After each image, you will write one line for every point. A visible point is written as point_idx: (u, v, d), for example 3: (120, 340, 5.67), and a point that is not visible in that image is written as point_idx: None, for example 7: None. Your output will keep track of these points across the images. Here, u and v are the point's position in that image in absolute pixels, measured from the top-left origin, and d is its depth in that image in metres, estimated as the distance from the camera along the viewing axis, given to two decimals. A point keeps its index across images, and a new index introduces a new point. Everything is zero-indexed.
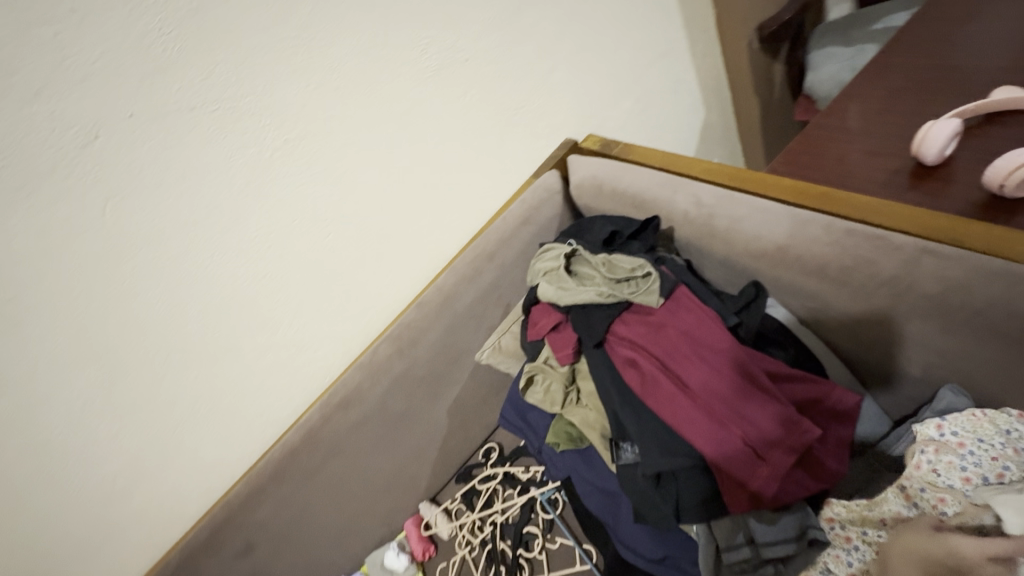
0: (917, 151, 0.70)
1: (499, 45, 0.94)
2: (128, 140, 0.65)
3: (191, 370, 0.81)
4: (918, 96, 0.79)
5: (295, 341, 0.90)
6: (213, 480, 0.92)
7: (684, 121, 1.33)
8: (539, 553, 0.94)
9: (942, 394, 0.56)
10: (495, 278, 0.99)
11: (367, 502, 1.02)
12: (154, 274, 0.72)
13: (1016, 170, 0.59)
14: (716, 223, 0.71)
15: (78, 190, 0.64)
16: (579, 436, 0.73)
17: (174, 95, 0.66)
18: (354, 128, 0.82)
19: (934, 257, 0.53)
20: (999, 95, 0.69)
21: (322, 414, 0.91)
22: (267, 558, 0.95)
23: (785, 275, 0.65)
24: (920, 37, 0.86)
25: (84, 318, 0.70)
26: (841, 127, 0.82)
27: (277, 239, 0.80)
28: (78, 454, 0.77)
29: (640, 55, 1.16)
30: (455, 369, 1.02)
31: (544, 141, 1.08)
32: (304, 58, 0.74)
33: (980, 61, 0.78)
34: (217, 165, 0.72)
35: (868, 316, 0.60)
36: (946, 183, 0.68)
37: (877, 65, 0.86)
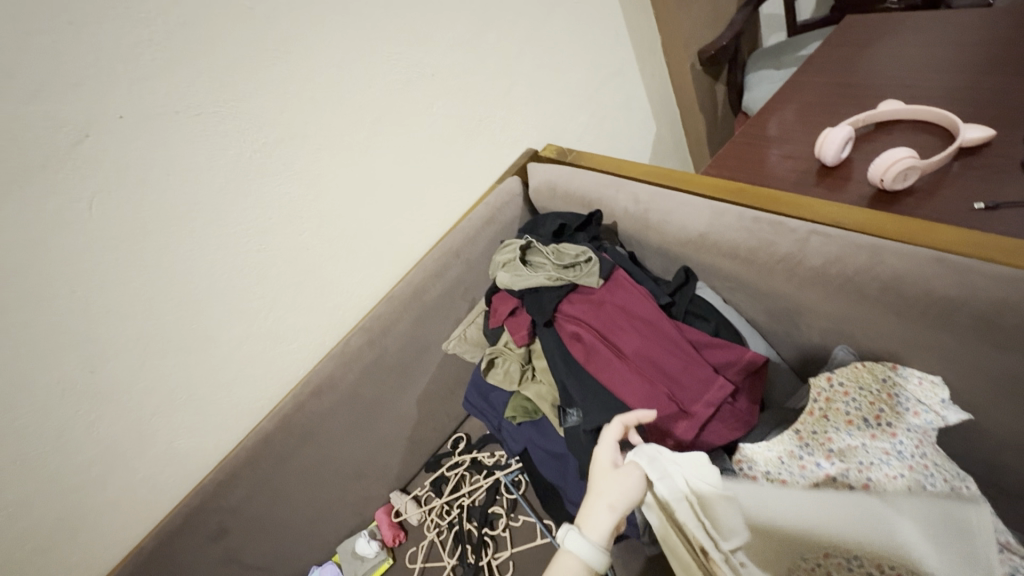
0: (818, 154, 0.81)
1: (463, 62, 1.03)
2: (117, 139, 0.71)
3: (170, 358, 0.86)
4: (824, 109, 0.91)
5: (271, 332, 0.95)
6: (187, 469, 0.96)
7: (637, 135, 1.45)
8: (502, 530, 1.00)
9: (837, 352, 0.67)
10: (461, 274, 1.07)
11: (339, 490, 1.07)
12: (138, 265, 0.78)
13: (890, 166, 0.71)
14: (651, 216, 0.81)
15: (68, 184, 0.70)
16: (534, 409, 0.82)
17: (162, 100, 0.73)
18: (328, 134, 0.89)
19: (819, 237, 0.64)
20: (885, 106, 0.81)
21: (296, 402, 0.96)
22: (240, 544, 0.98)
23: (708, 258, 0.75)
24: (828, 60, 0.99)
25: (68, 305, 0.74)
26: (761, 135, 0.93)
27: (255, 234, 0.87)
28: (56, 439, 0.80)
29: (595, 74, 1.28)
30: (423, 361, 1.08)
31: (506, 150, 1.17)
32: (282, 69, 0.82)
33: (874, 79, 0.91)
34: (199, 164, 0.78)
35: (774, 291, 0.70)
36: (844, 180, 0.79)
37: (792, 83, 0.99)
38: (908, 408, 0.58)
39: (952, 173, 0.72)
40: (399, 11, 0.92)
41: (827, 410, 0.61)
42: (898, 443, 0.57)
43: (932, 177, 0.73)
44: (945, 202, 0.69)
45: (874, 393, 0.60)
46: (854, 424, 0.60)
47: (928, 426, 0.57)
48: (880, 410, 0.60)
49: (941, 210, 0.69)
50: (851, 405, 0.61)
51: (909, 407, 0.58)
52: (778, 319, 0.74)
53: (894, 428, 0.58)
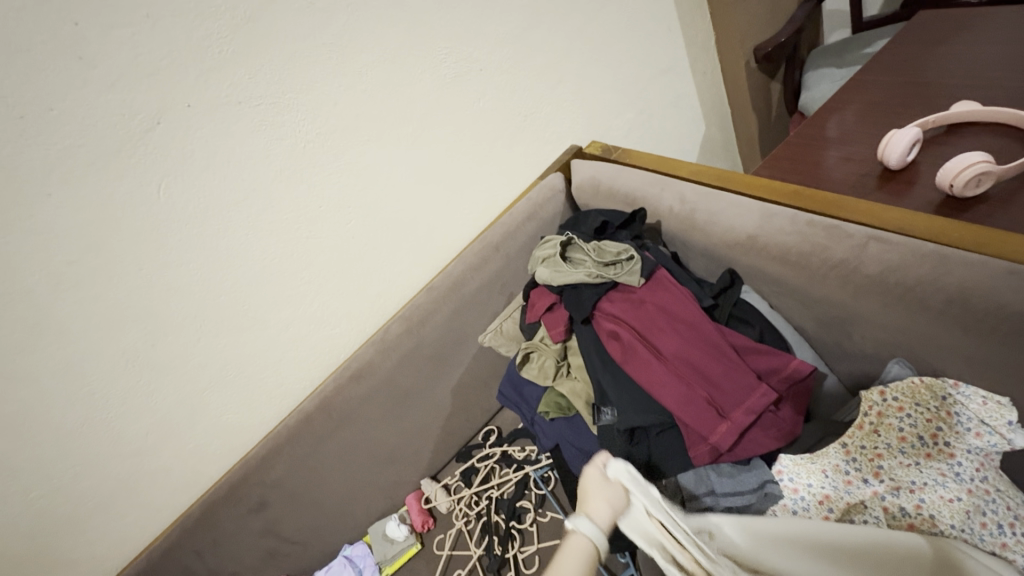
0: (881, 156, 0.77)
1: (511, 58, 1.04)
2: (183, 127, 0.76)
3: (223, 336, 0.91)
4: (890, 109, 0.86)
5: (316, 316, 0.99)
6: (233, 442, 1.01)
7: (685, 135, 1.42)
8: (530, 525, 1.01)
9: (891, 367, 0.63)
10: (500, 268, 1.07)
11: (372, 473, 1.10)
12: (197, 247, 0.82)
13: (961, 171, 0.66)
14: (697, 217, 0.79)
15: (140, 169, 0.75)
16: (567, 406, 0.82)
17: (226, 91, 0.77)
18: (378, 126, 0.92)
19: (878, 243, 0.61)
20: (958, 107, 0.76)
21: (336, 384, 0.99)
22: (279, 517, 1.03)
23: (756, 262, 0.73)
24: (897, 57, 0.93)
25: (134, 281, 0.80)
26: (819, 136, 0.89)
27: (305, 222, 0.90)
28: (119, 406, 0.86)
29: (644, 71, 1.25)
30: (459, 353, 1.10)
31: (550, 147, 1.17)
32: (337, 62, 0.85)
33: (948, 78, 0.85)
34: (257, 152, 0.82)
35: (825, 298, 0.67)
36: (908, 185, 0.75)
37: (856, 82, 0.94)
38: (970, 430, 0.55)
39: None
40: (451, 6, 0.93)
41: (878, 425, 0.58)
42: (954, 465, 0.55)
43: (1008, 184, 0.68)
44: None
45: (930, 410, 0.57)
46: (907, 443, 0.57)
47: (988, 450, 0.55)
48: (937, 429, 0.56)
49: (1017, 219, 0.64)
50: (904, 421, 0.57)
51: (971, 428, 0.55)
52: (828, 328, 0.70)
53: (952, 449, 0.55)
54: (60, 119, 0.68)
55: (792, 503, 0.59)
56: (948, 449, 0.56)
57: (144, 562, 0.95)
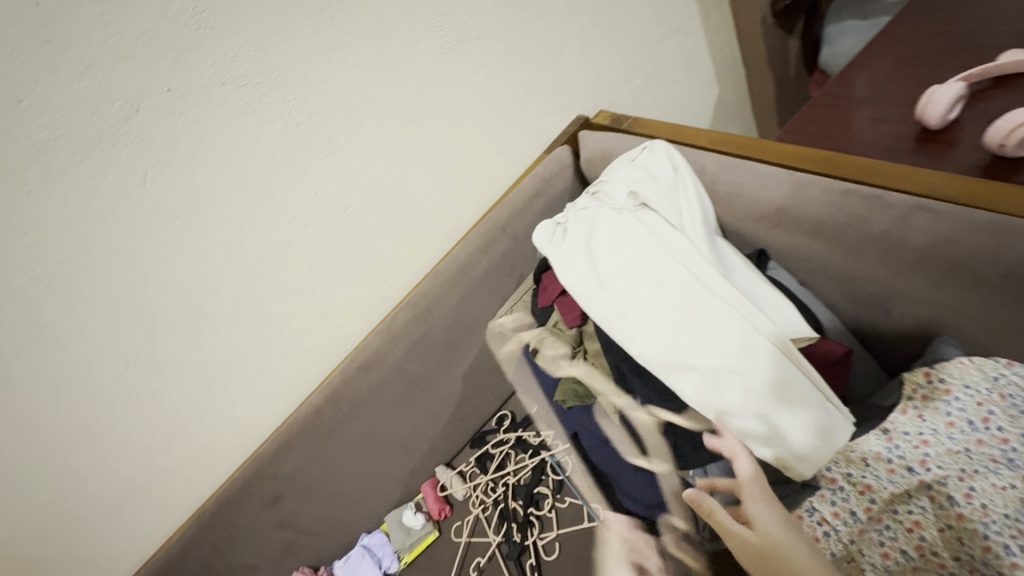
0: (919, 115, 0.71)
1: (511, 23, 0.96)
2: (166, 112, 0.70)
3: (224, 332, 0.87)
4: (926, 63, 0.79)
5: (319, 307, 0.96)
6: (243, 437, 0.99)
7: (696, 99, 1.34)
8: (548, 511, 0.99)
9: (936, 346, 0.60)
10: (507, 249, 1.03)
11: (386, 462, 1.08)
12: (192, 240, 0.78)
13: (1015, 129, 0.60)
14: (719, 189, 0.74)
15: (122, 160, 0.70)
16: (585, 393, 0.77)
17: (208, 72, 0.71)
18: (372, 103, 0.86)
19: (926, 212, 0.56)
20: (1005, 57, 0.69)
21: (344, 376, 0.97)
22: (294, 510, 1.02)
23: (786, 237, 0.69)
24: (933, 4, 0.85)
25: (127, 280, 0.76)
26: (848, 94, 0.83)
27: (300, 209, 0.85)
28: (123, 406, 0.84)
29: (653, 31, 1.17)
30: (469, 338, 1.06)
31: (555, 118, 1.11)
32: (325, 35, 0.78)
33: (992, 25, 0.78)
34: (246, 136, 0.77)
35: (864, 275, 0.63)
36: (949, 146, 0.69)
37: (887, 33, 0.87)
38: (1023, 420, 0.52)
39: None
40: None
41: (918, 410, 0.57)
42: (1008, 450, 0.52)
43: None
44: None
45: (981, 391, 0.55)
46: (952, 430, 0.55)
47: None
48: (988, 412, 0.54)
49: None
50: (944, 404, 0.56)
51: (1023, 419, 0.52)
52: (865, 305, 0.66)
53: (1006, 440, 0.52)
54: (33, 110, 0.63)
55: (831, 494, 0.60)
56: (1003, 433, 0.52)
57: (161, 559, 0.95)
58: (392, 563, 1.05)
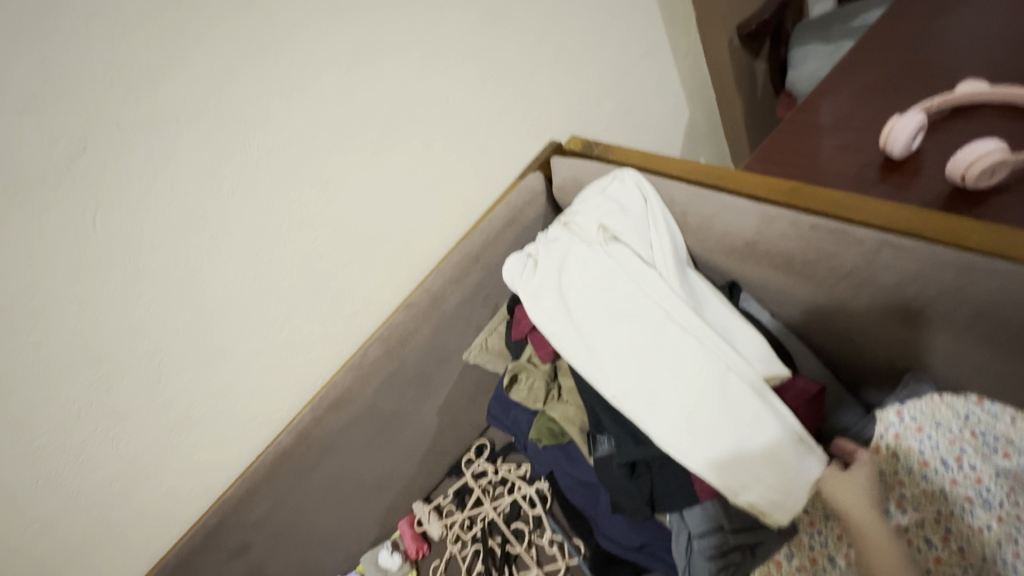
0: (883, 145, 0.71)
1: (479, 51, 0.95)
2: (116, 151, 0.67)
3: (184, 374, 0.83)
4: (888, 91, 0.81)
5: (287, 344, 0.92)
6: (208, 481, 0.95)
7: (668, 121, 1.35)
8: (527, 547, 0.97)
9: (906, 380, 0.62)
10: (481, 279, 1.01)
11: (361, 501, 1.05)
12: (148, 281, 0.75)
13: (977, 160, 0.61)
14: (689, 221, 0.74)
15: (68, 202, 0.66)
16: (561, 432, 0.76)
17: (161, 108, 0.68)
18: (337, 135, 0.84)
19: (892, 248, 0.56)
20: (963, 88, 0.70)
21: (314, 415, 0.92)
22: (262, 557, 0.97)
23: (757, 270, 0.69)
24: (892, 33, 0.87)
25: (77, 326, 0.72)
26: (813, 122, 0.83)
27: (264, 245, 0.82)
28: (75, 458, 0.79)
29: (623, 56, 1.18)
30: (444, 370, 1.04)
31: (527, 144, 1.10)
32: (286, 68, 0.76)
33: (949, 54, 0.79)
34: (203, 173, 0.74)
35: (835, 309, 0.64)
36: (913, 176, 0.69)
37: (849, 61, 0.88)
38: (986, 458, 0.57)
39: None
40: None
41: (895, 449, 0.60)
42: (981, 489, 0.56)
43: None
44: None
45: (951, 429, 0.58)
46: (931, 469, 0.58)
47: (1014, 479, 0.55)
48: (961, 451, 0.57)
49: None
50: (918, 444, 0.59)
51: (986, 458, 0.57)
52: (837, 337, 0.67)
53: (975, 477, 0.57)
54: None
55: (810, 538, 0.62)
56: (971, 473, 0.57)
57: None
58: None
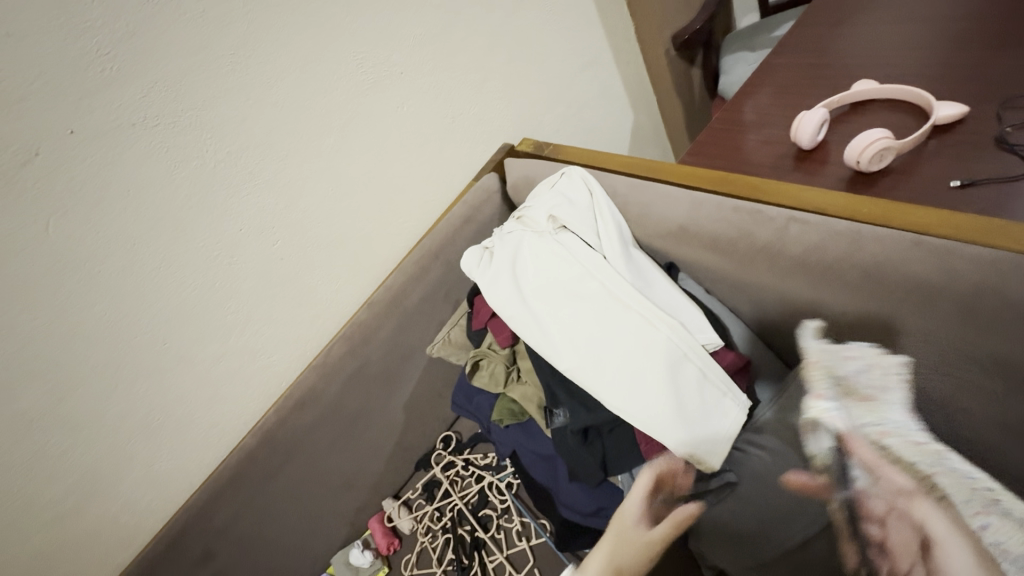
0: (795, 137, 0.80)
1: (432, 60, 1.01)
2: (70, 156, 0.68)
3: (145, 380, 0.83)
4: (799, 91, 0.90)
5: (249, 346, 0.93)
6: (170, 489, 0.94)
7: (614, 125, 1.44)
8: (496, 532, 1.00)
9: (820, 341, 0.69)
10: (441, 276, 1.05)
11: (329, 502, 1.05)
12: (104, 286, 0.75)
13: (866, 147, 0.70)
14: (629, 209, 0.81)
15: (20, 207, 0.66)
16: (521, 411, 0.81)
17: (115, 113, 0.70)
18: (295, 139, 0.87)
19: (798, 224, 0.65)
20: (858, 87, 0.80)
21: (278, 416, 0.93)
22: (230, 564, 0.96)
23: (689, 251, 0.77)
24: (801, 40, 0.98)
25: (29, 332, 0.71)
26: (737, 119, 0.92)
27: (223, 247, 0.84)
28: (29, 470, 0.77)
29: (569, 64, 1.26)
30: (408, 366, 1.07)
31: (481, 147, 1.15)
32: (242, 74, 0.79)
33: (848, 59, 0.90)
34: (160, 177, 0.75)
35: (757, 284, 0.72)
36: (821, 163, 0.78)
37: (767, 65, 0.98)
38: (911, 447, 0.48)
39: (929, 152, 0.71)
40: (362, 7, 0.89)
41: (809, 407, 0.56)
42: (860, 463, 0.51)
43: (909, 157, 0.72)
44: (923, 182, 0.69)
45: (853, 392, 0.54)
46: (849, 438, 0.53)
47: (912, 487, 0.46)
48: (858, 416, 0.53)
49: (918, 189, 0.69)
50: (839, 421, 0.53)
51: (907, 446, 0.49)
52: (761, 308, 0.75)
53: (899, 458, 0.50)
54: None
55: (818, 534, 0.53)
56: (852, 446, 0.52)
57: None
58: None
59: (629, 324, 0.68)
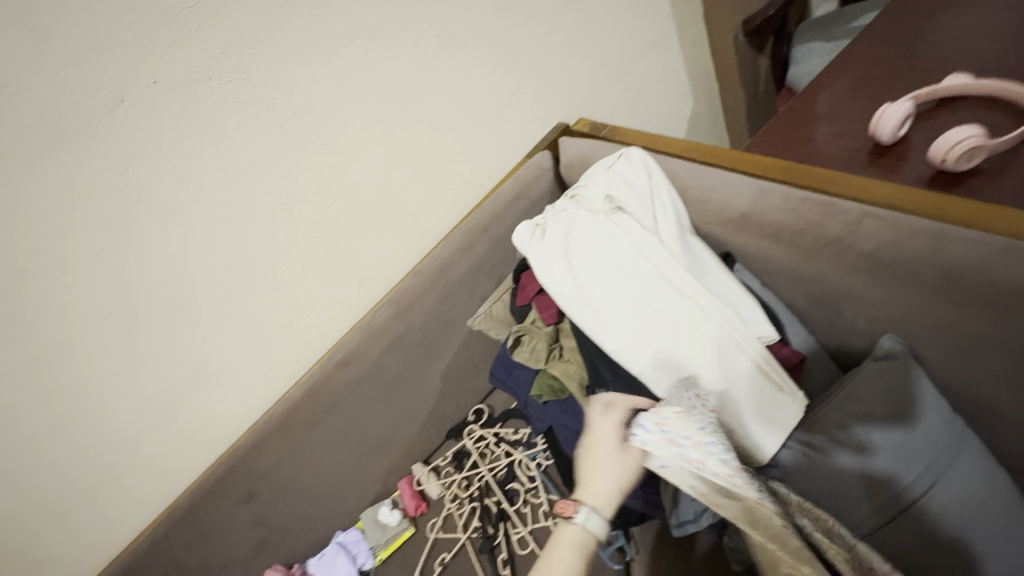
0: (873, 131, 0.76)
1: (495, 32, 1.00)
2: (151, 104, 0.71)
3: (203, 326, 0.87)
4: (880, 83, 0.86)
5: (300, 303, 0.96)
6: (218, 432, 0.98)
7: (671, 111, 1.40)
8: (521, 505, 1.01)
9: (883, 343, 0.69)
10: (488, 250, 1.05)
11: (363, 459, 1.09)
12: (173, 233, 0.78)
13: (954, 145, 0.66)
14: (689, 194, 0.80)
15: (104, 150, 0.69)
16: (560, 388, 0.82)
17: (194, 66, 0.72)
18: (358, 102, 0.88)
19: (874, 219, 0.63)
20: (948, 81, 0.76)
21: (322, 371, 0.97)
22: (268, 508, 1.01)
23: (749, 240, 0.76)
24: (886, 30, 0.92)
25: (104, 271, 0.75)
26: (809, 110, 0.88)
27: (283, 204, 0.86)
28: (94, 401, 0.82)
29: (632, 44, 1.22)
30: (448, 336, 1.08)
31: (536, 124, 1.14)
32: (313, 35, 0.80)
33: (938, 51, 0.84)
34: (231, 131, 0.78)
35: (819, 276, 0.71)
36: (899, 160, 0.74)
37: (846, 55, 0.93)
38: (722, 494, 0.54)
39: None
40: None
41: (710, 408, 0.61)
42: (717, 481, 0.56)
43: (1000, 158, 0.68)
44: (1014, 186, 0.65)
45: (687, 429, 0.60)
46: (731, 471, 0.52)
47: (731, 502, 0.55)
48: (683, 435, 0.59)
49: (1008, 193, 0.64)
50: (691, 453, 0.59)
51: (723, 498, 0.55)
52: (821, 304, 0.74)
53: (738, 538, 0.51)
54: (16, 96, 0.63)
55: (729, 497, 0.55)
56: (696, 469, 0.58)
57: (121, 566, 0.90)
58: (367, 561, 1.04)
59: (682, 311, 0.68)
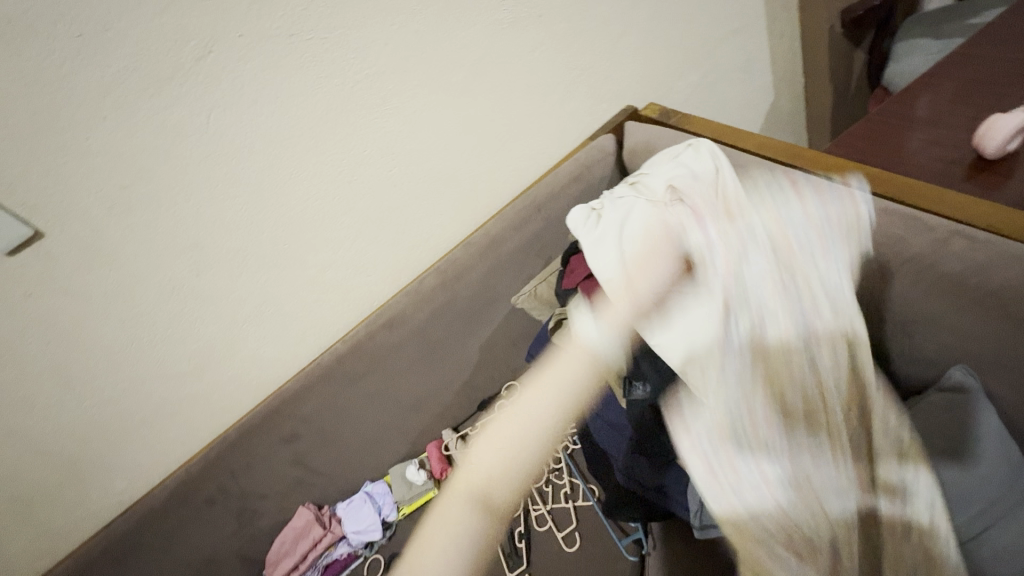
0: (975, 145, 0.70)
1: (573, 6, 0.97)
2: (235, 56, 0.73)
3: (263, 274, 0.92)
4: (993, 90, 0.78)
5: (353, 262, 1.00)
6: (266, 376, 1.04)
7: (749, 102, 1.32)
8: (543, 484, 1.03)
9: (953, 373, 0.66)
10: (540, 230, 1.05)
11: (397, 418, 1.14)
12: (244, 182, 0.82)
13: None
14: None
15: (189, 98, 0.73)
16: (596, 377, 0.81)
17: (277, 22, 0.74)
18: (428, 69, 0.88)
19: (965, 240, 0.62)
20: None
21: (368, 330, 1.00)
22: (306, 451, 1.07)
23: None
24: (1008, 31, 0.83)
25: (180, 213, 0.79)
26: (906, 114, 0.81)
27: (347, 165, 0.89)
28: (160, 334, 0.88)
29: (716, 28, 1.16)
30: (490, 311, 1.10)
31: (603, 106, 1.12)
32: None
33: None
34: (306, 89, 0.80)
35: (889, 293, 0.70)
36: (1002, 179, 0.68)
37: (956, 56, 0.85)
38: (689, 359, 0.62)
39: None
40: None
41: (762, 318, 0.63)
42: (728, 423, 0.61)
43: None
44: None
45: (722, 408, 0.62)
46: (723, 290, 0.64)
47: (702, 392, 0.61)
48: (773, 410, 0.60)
49: None
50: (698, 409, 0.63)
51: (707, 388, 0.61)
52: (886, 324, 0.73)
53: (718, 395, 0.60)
54: (115, 40, 0.66)
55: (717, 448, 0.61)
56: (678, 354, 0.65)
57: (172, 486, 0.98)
58: (390, 512, 1.10)
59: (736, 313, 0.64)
